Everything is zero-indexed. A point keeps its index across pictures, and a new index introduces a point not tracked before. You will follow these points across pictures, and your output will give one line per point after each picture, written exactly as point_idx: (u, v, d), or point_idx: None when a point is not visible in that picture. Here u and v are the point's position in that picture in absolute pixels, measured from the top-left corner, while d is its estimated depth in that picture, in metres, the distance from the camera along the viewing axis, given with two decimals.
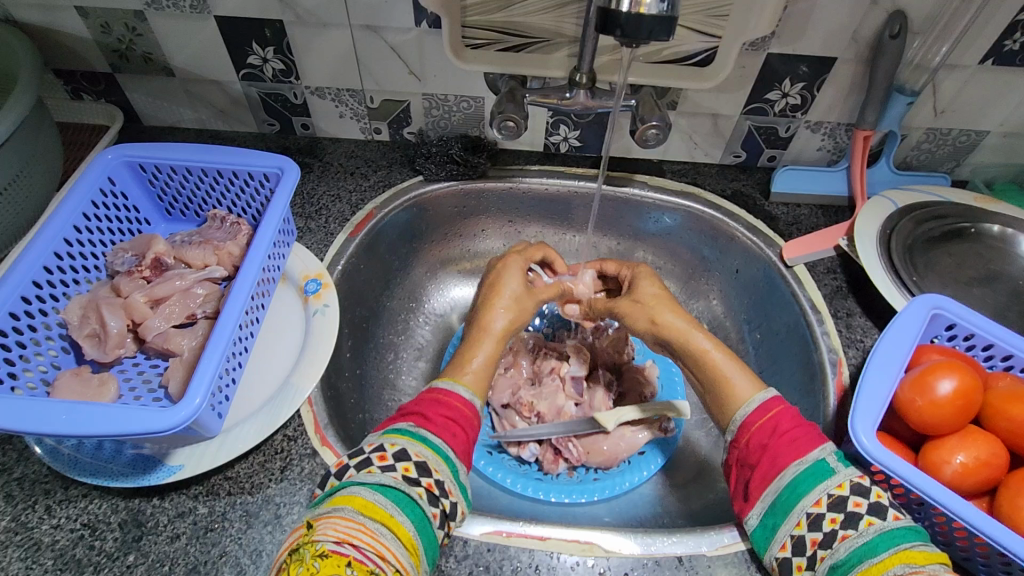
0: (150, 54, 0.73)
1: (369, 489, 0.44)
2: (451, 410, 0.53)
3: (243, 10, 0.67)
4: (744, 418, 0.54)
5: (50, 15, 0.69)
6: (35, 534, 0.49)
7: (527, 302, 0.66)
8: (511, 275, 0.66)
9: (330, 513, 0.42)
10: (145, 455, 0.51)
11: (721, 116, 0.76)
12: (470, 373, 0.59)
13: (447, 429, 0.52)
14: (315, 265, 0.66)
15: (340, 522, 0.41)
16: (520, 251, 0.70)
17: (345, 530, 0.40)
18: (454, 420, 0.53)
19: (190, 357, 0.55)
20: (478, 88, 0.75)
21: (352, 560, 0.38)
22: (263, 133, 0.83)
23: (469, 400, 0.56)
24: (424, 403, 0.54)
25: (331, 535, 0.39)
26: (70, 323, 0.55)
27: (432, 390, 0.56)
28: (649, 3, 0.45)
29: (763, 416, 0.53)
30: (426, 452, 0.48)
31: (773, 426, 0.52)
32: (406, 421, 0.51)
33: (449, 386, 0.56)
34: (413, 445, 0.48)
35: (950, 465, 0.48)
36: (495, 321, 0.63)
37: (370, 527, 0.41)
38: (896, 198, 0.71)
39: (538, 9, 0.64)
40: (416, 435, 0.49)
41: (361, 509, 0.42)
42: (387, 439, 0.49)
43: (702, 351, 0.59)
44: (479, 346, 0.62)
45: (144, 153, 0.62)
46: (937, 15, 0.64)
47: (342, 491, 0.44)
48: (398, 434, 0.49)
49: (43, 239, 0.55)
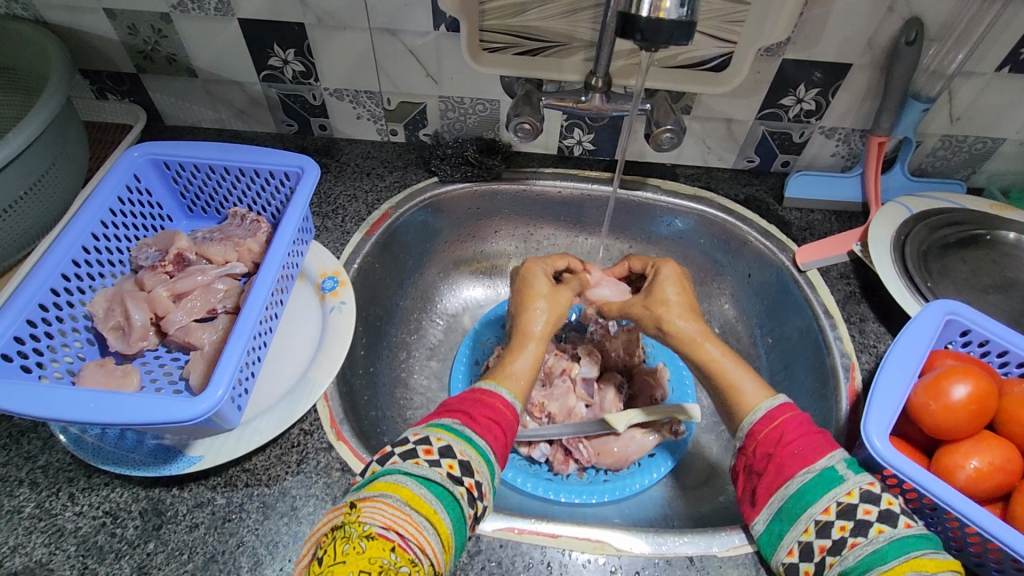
0: (174, 55, 0.75)
1: (416, 482, 0.44)
2: (496, 413, 0.53)
3: (266, 12, 0.68)
4: (750, 426, 0.53)
5: (78, 17, 0.71)
6: (59, 520, 0.50)
7: (560, 298, 0.65)
8: (538, 278, 0.66)
9: (375, 498, 0.42)
10: (166, 445, 0.53)
11: (735, 121, 0.76)
12: (514, 377, 0.59)
13: (491, 431, 0.51)
14: (333, 262, 0.68)
15: (387, 509, 0.41)
16: (541, 258, 0.69)
17: (391, 517, 0.41)
18: (497, 422, 0.53)
19: (210, 351, 0.56)
20: (494, 92, 0.75)
21: (397, 546, 0.39)
22: (282, 133, 0.85)
23: (510, 402, 0.55)
24: (468, 402, 0.53)
25: (378, 519, 0.40)
26: (96, 315, 0.56)
27: (476, 390, 0.55)
28: (669, 7, 0.46)
29: (770, 424, 0.52)
30: (470, 452, 0.48)
31: (779, 436, 0.51)
32: (451, 417, 0.51)
33: (493, 388, 0.56)
34: (459, 444, 0.48)
35: (964, 469, 0.48)
36: (533, 323, 0.62)
37: (414, 518, 0.41)
38: (910, 204, 0.71)
39: (554, 13, 0.65)
40: (461, 433, 0.49)
41: (407, 500, 0.42)
42: (433, 433, 0.48)
43: (708, 360, 0.58)
44: (521, 349, 0.61)
45: (169, 151, 0.64)
46: (954, 23, 0.64)
47: (386, 477, 0.44)
48: (443, 429, 0.49)
49: (72, 234, 0.56)
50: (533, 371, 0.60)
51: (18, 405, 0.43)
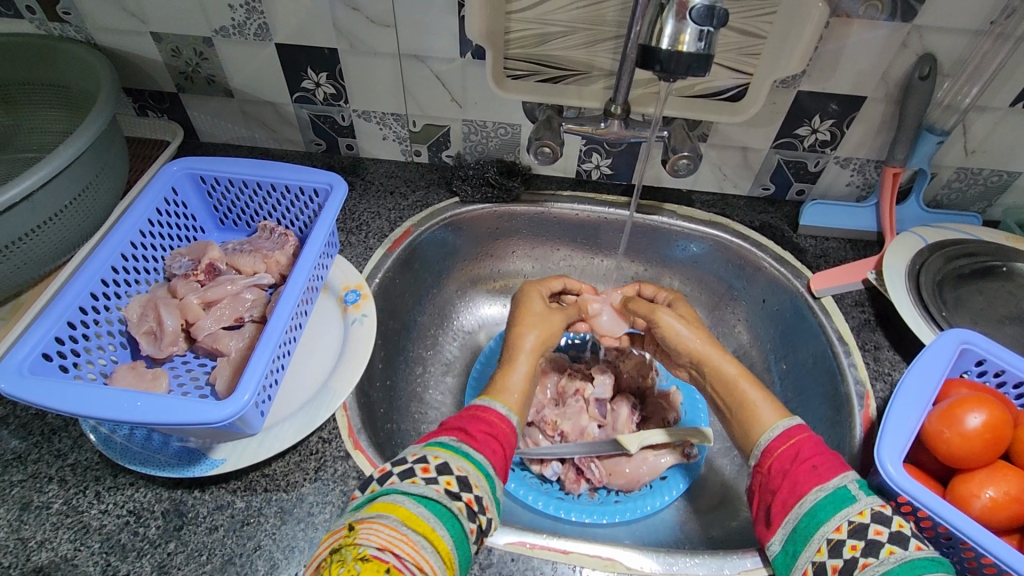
0: (213, 76, 0.78)
1: (413, 500, 0.44)
2: (491, 427, 0.55)
3: (302, 38, 0.72)
4: (768, 442, 0.54)
5: (126, 39, 0.75)
6: (84, 517, 0.51)
7: (553, 318, 0.69)
8: (533, 298, 0.70)
9: (372, 519, 0.42)
10: (190, 448, 0.54)
11: (750, 149, 0.78)
12: (510, 392, 0.60)
13: (488, 445, 0.53)
14: (356, 276, 0.70)
15: (383, 530, 0.41)
16: (539, 281, 0.73)
17: (388, 538, 0.41)
18: (494, 436, 0.54)
19: (237, 357, 0.58)
20: (516, 117, 0.78)
21: (392, 567, 0.39)
22: (310, 152, 0.88)
23: (505, 415, 0.57)
24: (466, 419, 0.55)
25: (374, 541, 0.40)
26: (130, 320, 0.59)
27: (471, 407, 0.57)
28: (687, 41, 0.48)
29: (785, 443, 0.53)
30: (468, 467, 0.49)
31: (796, 452, 0.52)
32: (448, 435, 0.52)
33: (487, 402, 0.58)
34: (456, 460, 0.49)
35: (979, 499, 0.48)
36: (525, 339, 0.65)
37: (411, 538, 0.42)
38: (926, 234, 0.71)
39: (575, 43, 0.68)
40: (458, 449, 0.50)
41: (404, 519, 0.43)
42: (431, 451, 0.49)
43: (731, 377, 0.61)
44: (514, 363, 0.63)
45: (206, 165, 0.67)
46: (967, 59, 0.65)
47: (384, 497, 0.45)
48: (442, 447, 0.50)
49: (112, 242, 0.59)
50: (526, 384, 0.62)
51: (40, 397, 0.45)
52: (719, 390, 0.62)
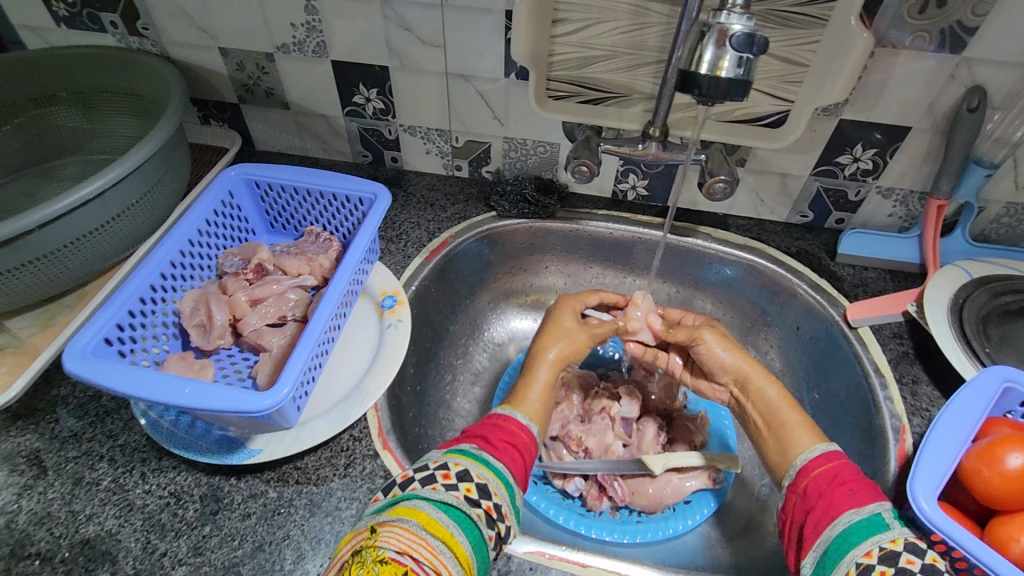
0: (272, 89, 0.83)
1: (433, 506, 0.45)
2: (511, 436, 0.56)
3: (357, 55, 0.76)
4: (806, 462, 0.54)
5: (196, 53, 0.81)
6: (129, 496, 0.54)
7: (578, 332, 0.69)
8: (563, 313, 0.71)
9: (393, 522, 0.44)
10: (230, 437, 0.57)
11: (789, 176, 0.78)
12: (530, 402, 0.62)
13: (507, 453, 0.54)
14: (394, 283, 0.73)
15: (403, 534, 0.43)
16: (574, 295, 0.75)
17: (407, 542, 0.42)
18: (513, 445, 0.55)
19: (278, 354, 0.61)
20: (555, 135, 0.80)
21: (409, 570, 0.40)
22: (357, 163, 0.92)
23: (525, 426, 0.58)
24: (487, 428, 0.56)
25: (393, 544, 0.42)
26: (183, 312, 0.63)
27: (493, 415, 0.58)
28: (726, 66, 0.49)
29: (824, 464, 0.53)
30: (486, 475, 0.50)
31: (833, 475, 0.51)
32: (469, 443, 0.53)
33: (508, 412, 0.59)
34: (476, 467, 0.50)
35: (1018, 543, 0.46)
36: (548, 351, 0.66)
37: (429, 543, 0.43)
38: (971, 268, 0.70)
39: (616, 66, 0.70)
40: (478, 457, 0.51)
41: (423, 525, 0.44)
42: (451, 458, 0.51)
43: (773, 400, 0.61)
44: (535, 373, 0.64)
45: (260, 171, 0.71)
46: (1018, 92, 0.64)
47: (405, 502, 0.46)
48: (461, 455, 0.51)
49: (172, 239, 0.63)
50: (545, 396, 0.63)
51: (98, 376, 0.49)
52: (759, 411, 0.62)
